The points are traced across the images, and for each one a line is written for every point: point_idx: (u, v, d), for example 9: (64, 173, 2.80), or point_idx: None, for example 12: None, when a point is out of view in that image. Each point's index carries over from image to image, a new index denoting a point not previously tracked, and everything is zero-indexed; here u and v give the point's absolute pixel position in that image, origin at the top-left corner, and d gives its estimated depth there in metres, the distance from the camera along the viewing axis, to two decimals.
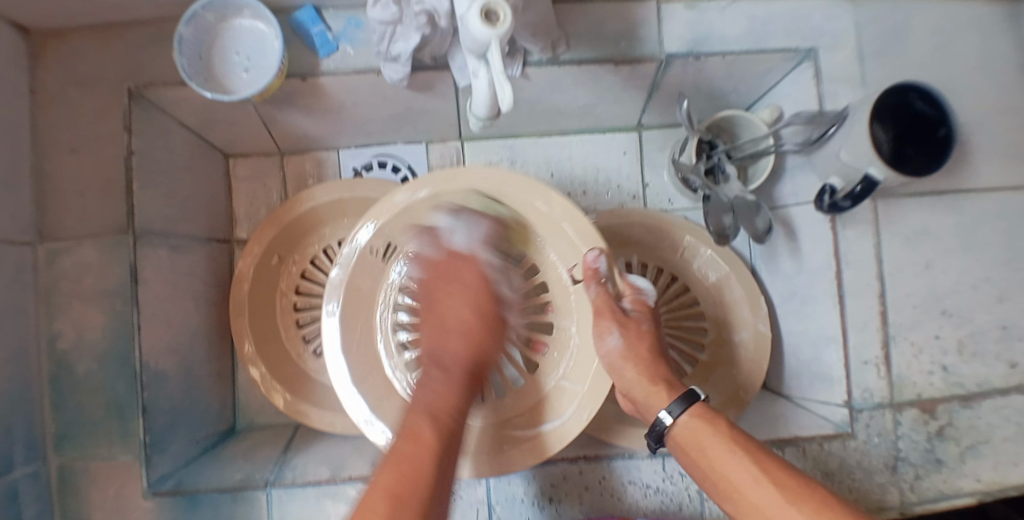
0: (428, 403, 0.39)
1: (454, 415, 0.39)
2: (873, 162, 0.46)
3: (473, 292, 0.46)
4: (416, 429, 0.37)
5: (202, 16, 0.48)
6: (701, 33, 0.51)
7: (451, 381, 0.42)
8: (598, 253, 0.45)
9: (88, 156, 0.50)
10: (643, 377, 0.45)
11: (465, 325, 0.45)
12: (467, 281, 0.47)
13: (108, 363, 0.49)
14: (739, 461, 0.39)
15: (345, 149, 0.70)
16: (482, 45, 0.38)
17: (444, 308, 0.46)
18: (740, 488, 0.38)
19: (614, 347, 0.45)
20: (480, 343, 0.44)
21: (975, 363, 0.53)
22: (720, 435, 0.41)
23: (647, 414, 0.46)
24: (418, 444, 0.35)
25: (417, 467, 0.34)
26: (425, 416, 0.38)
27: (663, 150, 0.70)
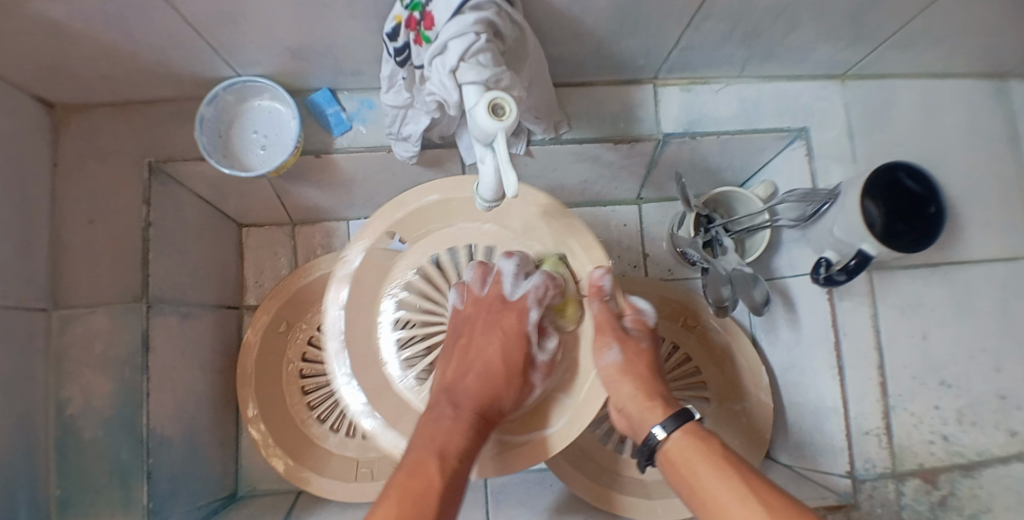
0: (439, 440, 0.40)
1: (461, 453, 0.40)
2: (867, 239, 0.48)
3: (515, 344, 0.46)
4: (424, 470, 0.38)
5: (224, 97, 0.51)
6: (695, 115, 0.54)
7: (461, 418, 0.42)
8: (603, 272, 0.46)
9: (108, 227, 0.52)
10: (638, 394, 0.46)
11: (489, 366, 0.45)
12: (498, 327, 0.47)
13: (116, 428, 0.50)
14: (726, 482, 0.38)
15: (354, 220, 0.72)
16: (488, 136, 0.37)
17: (473, 346, 0.46)
18: (724, 506, 0.37)
19: (613, 363, 0.46)
20: (499, 380, 0.45)
21: (974, 432, 0.52)
22: (708, 454, 0.40)
23: (638, 432, 0.46)
24: (422, 483, 0.37)
25: (419, 509, 0.36)
26: (433, 452, 0.39)
27: (662, 220, 0.72)
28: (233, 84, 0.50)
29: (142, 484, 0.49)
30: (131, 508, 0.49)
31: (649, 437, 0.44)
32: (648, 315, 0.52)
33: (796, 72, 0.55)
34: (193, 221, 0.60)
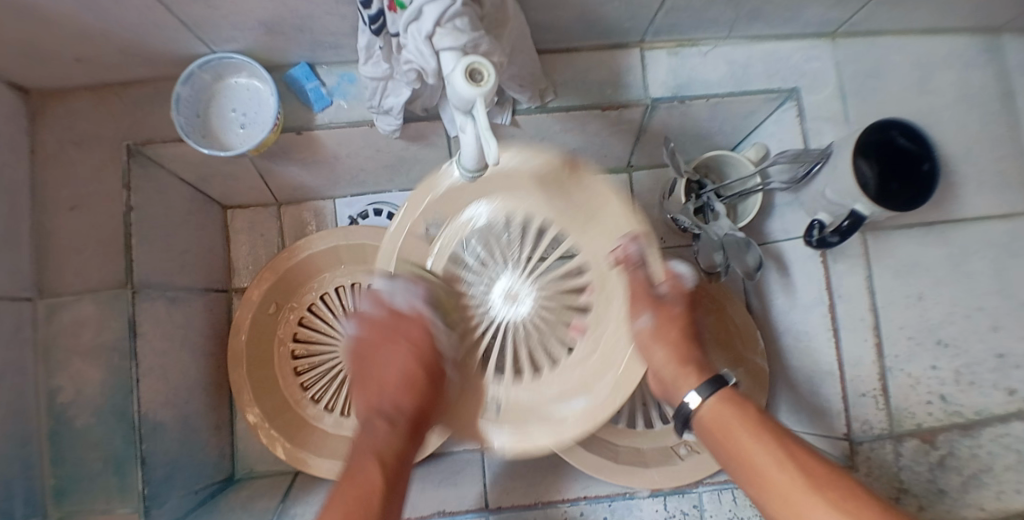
0: (372, 447, 0.38)
1: (396, 455, 0.38)
2: (858, 199, 0.47)
3: (416, 348, 0.43)
4: (359, 478, 0.35)
5: (200, 76, 0.49)
6: (684, 78, 0.52)
7: (398, 430, 0.40)
8: (630, 240, 0.45)
9: (87, 213, 0.51)
10: (671, 360, 0.43)
11: (406, 377, 0.42)
12: (397, 333, 0.43)
13: (106, 416, 0.49)
14: (767, 448, 0.37)
15: (340, 199, 0.71)
16: (467, 103, 0.37)
17: (376, 360, 0.43)
18: (769, 479, 0.36)
19: (644, 327, 0.44)
20: (423, 395, 0.42)
21: (972, 391, 0.52)
22: (746, 420, 0.39)
23: (673, 397, 0.44)
24: (366, 501, 0.33)
25: (363, 510, 0.33)
26: (370, 458, 0.37)
27: (653, 189, 0.71)
28: (208, 62, 0.48)
29: (137, 470, 0.49)
30: (127, 494, 0.49)
31: (683, 405, 0.43)
32: (686, 278, 0.47)
33: (787, 31, 0.53)
34: (178, 206, 0.59)
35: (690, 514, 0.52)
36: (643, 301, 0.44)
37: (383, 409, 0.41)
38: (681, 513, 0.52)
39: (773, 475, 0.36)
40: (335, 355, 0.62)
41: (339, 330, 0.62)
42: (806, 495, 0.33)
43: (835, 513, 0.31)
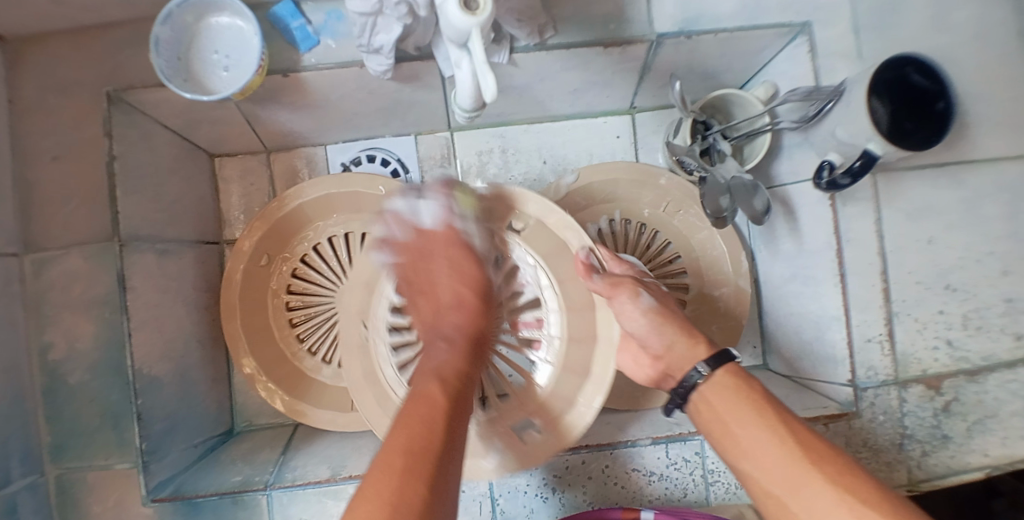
0: (435, 368, 0.38)
1: (462, 374, 0.38)
2: (872, 138, 0.45)
3: (470, 278, 0.47)
4: (426, 394, 0.35)
5: (180, 15, 0.46)
6: (692, 12, 0.50)
7: (458, 347, 0.41)
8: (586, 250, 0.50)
9: (70, 162, 0.49)
10: (680, 335, 0.45)
11: (461, 298, 0.46)
12: (450, 255, 0.48)
13: (100, 372, 0.48)
14: (766, 427, 0.36)
15: (333, 145, 0.68)
16: (462, 35, 0.35)
17: (431, 284, 0.47)
18: (744, 445, 0.37)
19: (650, 306, 0.47)
20: (477, 317, 0.45)
21: (980, 336, 0.51)
22: (748, 400, 0.39)
23: (676, 373, 0.45)
24: (444, 399, 0.34)
25: (428, 419, 0.32)
26: (432, 378, 0.37)
27: (657, 133, 0.69)
28: None
29: (134, 425, 0.48)
30: (125, 448, 0.48)
31: (688, 376, 0.43)
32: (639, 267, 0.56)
33: None
34: (165, 155, 0.56)
35: (693, 461, 0.50)
36: (625, 287, 0.48)
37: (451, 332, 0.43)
38: (683, 459, 0.50)
39: (767, 451, 0.35)
40: (330, 307, 0.62)
41: (335, 282, 0.62)
42: (803, 470, 0.33)
43: (834, 491, 0.31)
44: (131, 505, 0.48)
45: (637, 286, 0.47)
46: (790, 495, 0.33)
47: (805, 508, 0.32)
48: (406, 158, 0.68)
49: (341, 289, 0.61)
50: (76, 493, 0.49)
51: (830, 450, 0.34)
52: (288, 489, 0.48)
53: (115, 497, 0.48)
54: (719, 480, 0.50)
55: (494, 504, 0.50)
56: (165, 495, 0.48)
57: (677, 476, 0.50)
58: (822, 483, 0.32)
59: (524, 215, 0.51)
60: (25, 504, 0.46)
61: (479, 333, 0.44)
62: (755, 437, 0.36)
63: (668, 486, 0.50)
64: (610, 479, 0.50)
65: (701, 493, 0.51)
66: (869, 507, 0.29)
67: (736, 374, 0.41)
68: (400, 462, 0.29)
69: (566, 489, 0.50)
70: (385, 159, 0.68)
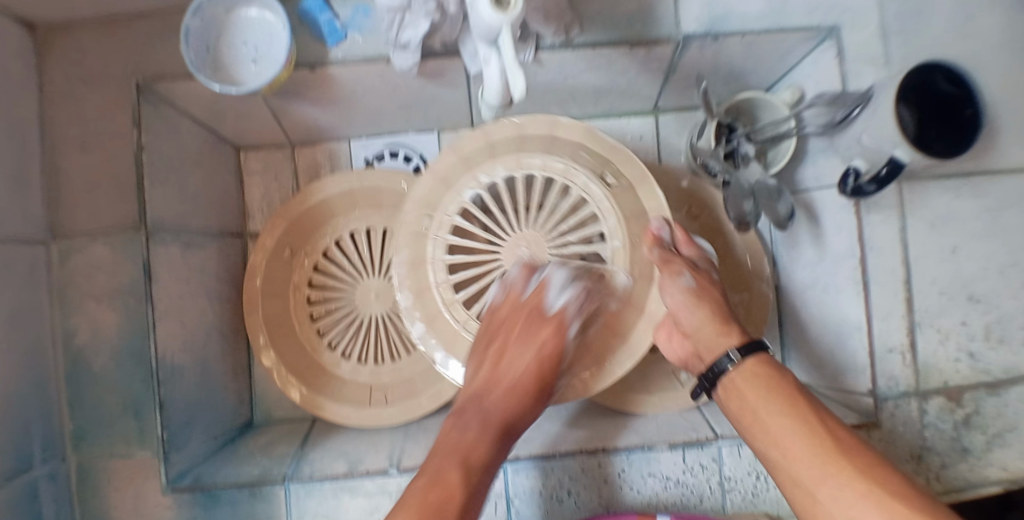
0: (456, 446, 0.43)
1: (483, 463, 0.43)
2: (900, 144, 0.44)
3: (547, 352, 0.46)
4: (444, 479, 0.40)
5: (209, 8, 0.47)
6: (719, 13, 0.49)
7: (487, 434, 0.44)
8: (662, 223, 0.49)
9: (99, 153, 0.50)
10: (712, 320, 0.45)
11: (523, 375, 0.46)
12: (531, 327, 0.47)
13: (123, 360, 0.49)
14: (799, 420, 0.37)
15: (356, 140, 0.69)
16: (492, 31, 0.35)
17: (509, 352, 0.45)
18: (782, 440, 0.37)
19: (687, 287, 0.47)
20: (519, 411, 0.46)
21: (1003, 349, 0.50)
22: (778, 388, 0.39)
23: (705, 355, 0.45)
24: (443, 495, 0.39)
25: (439, 502, 0.38)
26: (456, 462, 0.42)
27: (679, 135, 0.69)
28: None
29: (156, 414, 0.48)
30: (145, 437, 0.49)
31: (718, 361, 0.43)
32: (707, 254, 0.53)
33: None
34: (191, 147, 0.57)
35: (709, 467, 0.50)
36: (679, 262, 0.48)
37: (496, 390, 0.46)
38: (700, 465, 0.50)
39: (796, 442, 0.36)
40: (350, 302, 0.61)
41: (355, 276, 0.61)
42: (830, 463, 0.34)
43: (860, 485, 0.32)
44: (151, 494, 0.49)
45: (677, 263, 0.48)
46: (813, 485, 0.34)
47: (830, 498, 0.33)
48: (428, 154, 0.69)
49: (361, 284, 0.61)
50: (97, 479, 0.49)
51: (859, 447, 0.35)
52: (307, 483, 0.48)
53: (135, 484, 0.49)
54: (736, 487, 0.50)
55: (509, 505, 0.50)
56: (185, 485, 0.48)
57: (693, 482, 0.50)
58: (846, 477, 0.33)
59: (619, 171, 0.50)
60: (45, 490, 0.46)
61: (519, 411, 0.46)
62: (791, 429, 0.37)
63: (684, 491, 0.50)
64: (626, 483, 0.50)
65: (717, 499, 0.50)
66: (899, 503, 0.30)
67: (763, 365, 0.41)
68: None
69: (581, 493, 0.50)
70: (407, 154, 0.69)
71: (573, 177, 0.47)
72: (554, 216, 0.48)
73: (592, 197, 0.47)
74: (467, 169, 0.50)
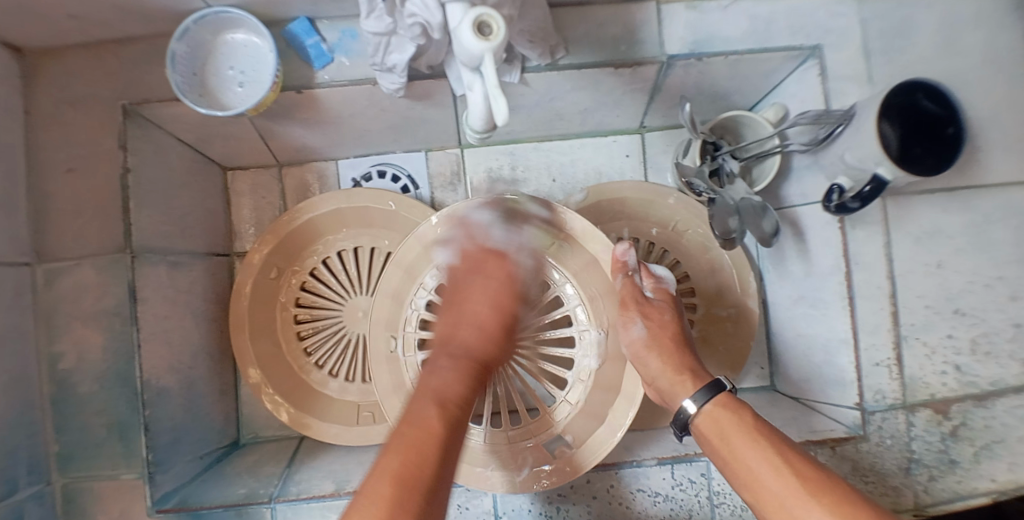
0: (436, 389, 0.42)
1: (459, 401, 0.42)
2: (883, 162, 0.45)
3: (500, 299, 0.52)
4: (423, 421, 0.38)
5: (195, 31, 0.47)
6: (703, 35, 0.50)
7: (461, 368, 0.45)
8: (626, 247, 0.50)
9: (84, 175, 0.49)
10: (667, 368, 0.46)
11: (482, 320, 0.50)
12: (490, 278, 0.53)
13: (109, 383, 0.49)
14: (767, 460, 0.37)
15: (344, 160, 0.69)
16: (474, 59, 0.35)
17: (466, 297, 0.51)
18: (760, 478, 0.37)
19: (638, 336, 0.48)
20: (493, 339, 0.49)
21: (989, 362, 0.51)
22: (744, 427, 0.40)
23: (670, 402, 0.46)
24: (420, 429, 0.37)
25: (424, 444, 0.36)
26: (432, 404, 0.40)
27: (666, 152, 0.69)
28: (203, 14, 0.46)
29: (142, 436, 0.48)
30: (131, 459, 0.48)
31: (679, 411, 0.44)
32: (668, 282, 0.54)
33: None
34: (177, 167, 0.57)
35: (698, 482, 0.50)
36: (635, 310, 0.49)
37: (456, 345, 0.48)
38: (689, 480, 0.50)
39: (769, 485, 0.36)
40: (338, 320, 0.62)
41: (343, 294, 0.62)
42: (802, 505, 0.34)
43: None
44: (137, 515, 0.48)
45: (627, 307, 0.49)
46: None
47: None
48: (416, 174, 0.69)
49: (349, 302, 0.61)
50: (82, 502, 0.49)
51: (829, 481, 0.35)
52: (293, 503, 0.48)
53: (121, 507, 0.49)
54: (725, 502, 0.50)
55: None
56: (170, 506, 0.48)
57: (682, 497, 0.50)
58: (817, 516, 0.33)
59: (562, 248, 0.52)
60: (30, 514, 0.46)
61: (490, 362, 0.48)
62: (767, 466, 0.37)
63: (673, 507, 0.50)
64: (614, 499, 0.50)
65: (706, 514, 0.50)
66: None
67: (732, 402, 0.42)
68: (390, 491, 0.33)
69: (570, 509, 0.50)
70: (395, 175, 0.69)
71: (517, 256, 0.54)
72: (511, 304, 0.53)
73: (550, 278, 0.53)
74: (428, 258, 0.52)
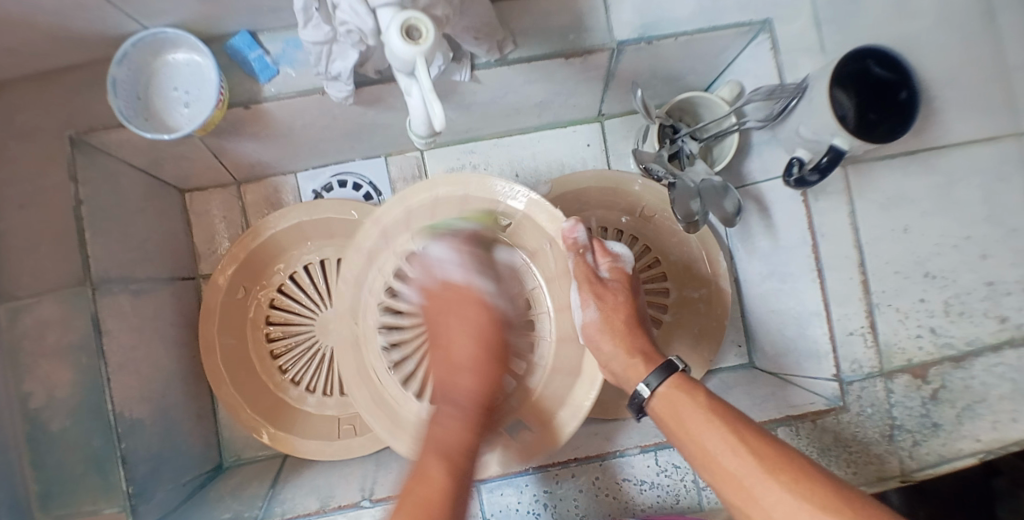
0: (443, 442, 0.43)
1: (461, 448, 0.43)
2: (838, 132, 0.45)
3: (479, 325, 0.50)
4: (428, 473, 0.40)
5: (134, 54, 0.46)
6: (651, 17, 0.49)
7: (464, 416, 0.46)
8: (574, 224, 0.49)
9: (33, 208, 0.48)
10: (619, 352, 0.47)
11: (474, 361, 0.49)
12: (467, 309, 0.50)
13: (79, 417, 0.47)
14: (720, 433, 0.38)
15: (301, 173, 0.68)
16: (408, 64, 0.35)
17: (451, 347, 0.49)
18: (716, 455, 0.38)
19: (591, 317, 0.49)
20: (489, 377, 0.48)
21: (963, 322, 0.50)
22: (699, 406, 0.41)
23: (625, 386, 0.46)
24: (464, 464, 0.41)
25: (437, 489, 0.38)
26: (437, 455, 0.41)
27: (626, 139, 0.69)
28: (140, 36, 0.45)
29: (118, 468, 0.47)
30: (110, 493, 0.47)
31: (638, 391, 0.44)
32: (626, 261, 0.53)
33: None
34: (131, 194, 0.56)
35: (682, 467, 0.50)
36: (592, 294, 0.49)
37: (455, 393, 0.47)
38: (673, 465, 0.50)
39: (722, 458, 0.37)
40: (310, 333, 0.61)
41: (314, 308, 0.61)
42: (761, 479, 0.35)
43: (794, 498, 0.33)
44: None
45: (579, 286, 0.49)
46: (750, 504, 0.35)
47: (765, 512, 0.34)
48: (377, 180, 0.68)
49: (321, 316, 0.61)
50: None
51: (783, 451, 0.36)
52: None
53: None
54: (710, 484, 0.50)
55: None
56: None
57: (668, 483, 0.50)
58: (775, 490, 0.34)
59: (509, 209, 0.52)
60: None
61: (487, 403, 0.48)
62: (727, 443, 0.38)
63: (660, 494, 0.50)
64: (601, 491, 0.50)
65: (693, 498, 0.50)
66: (831, 512, 0.31)
67: (685, 382, 0.44)
68: (436, 497, 0.38)
69: (558, 505, 0.50)
70: (356, 183, 0.68)
71: (503, 217, 0.52)
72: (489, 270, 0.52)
73: (519, 218, 0.52)
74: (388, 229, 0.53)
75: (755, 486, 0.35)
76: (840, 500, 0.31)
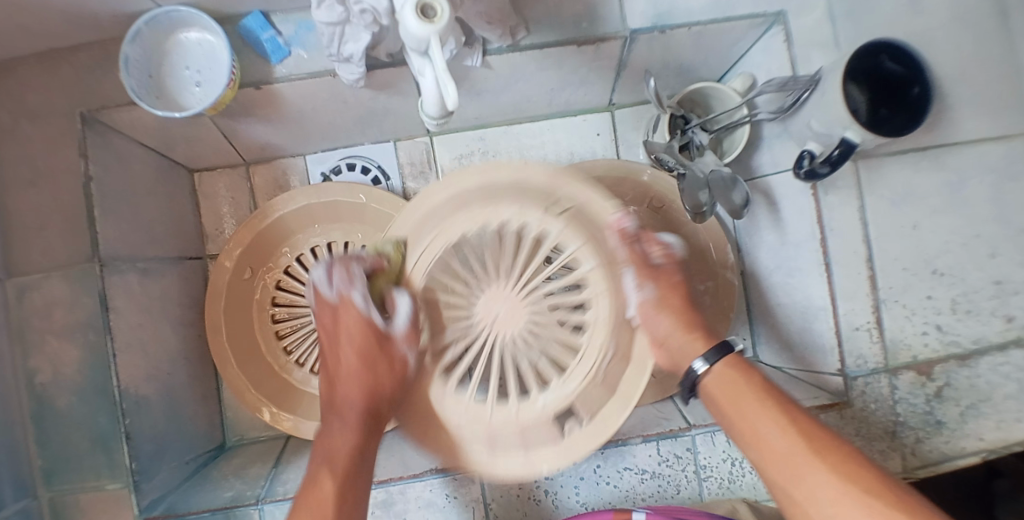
0: (335, 449, 0.41)
1: (353, 460, 0.41)
2: (850, 126, 0.44)
3: (364, 351, 0.43)
4: (317, 487, 0.39)
5: (146, 33, 0.46)
6: (664, 6, 0.49)
7: (355, 422, 0.43)
8: (621, 215, 0.44)
9: (43, 185, 0.48)
10: (678, 327, 0.44)
11: (357, 365, 0.44)
12: (367, 338, 0.44)
13: (85, 394, 0.47)
14: (774, 418, 0.37)
15: (311, 156, 0.69)
16: (422, 43, 0.34)
17: (337, 355, 0.44)
18: (763, 433, 0.37)
19: (647, 298, 0.44)
20: (377, 422, 0.43)
21: (969, 320, 0.50)
22: (753, 386, 0.40)
23: (678, 364, 0.44)
24: (348, 474, 0.40)
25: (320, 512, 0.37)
26: (323, 463, 0.41)
27: (636, 129, 0.69)
28: (152, 15, 0.45)
29: (123, 445, 0.47)
30: (114, 469, 0.47)
31: (689, 371, 0.43)
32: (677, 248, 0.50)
33: None
34: (140, 172, 0.56)
35: (684, 457, 0.50)
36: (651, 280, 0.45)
37: (344, 404, 0.44)
38: (675, 456, 0.49)
39: (774, 442, 0.36)
40: None
41: None
42: (806, 461, 0.34)
43: (837, 481, 0.31)
44: None
45: (636, 270, 0.44)
46: (793, 487, 0.34)
47: (810, 497, 0.32)
48: (386, 166, 0.68)
49: None
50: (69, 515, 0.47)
51: (834, 439, 0.34)
52: (280, 502, 0.47)
53: None
54: (711, 475, 0.50)
55: (487, 509, 0.49)
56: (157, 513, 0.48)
57: (669, 473, 0.50)
58: (821, 474, 0.32)
59: (566, 198, 0.44)
60: None
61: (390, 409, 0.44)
62: (777, 425, 0.36)
63: (661, 483, 0.50)
64: (602, 479, 0.50)
65: (693, 488, 0.50)
66: (878, 499, 0.29)
67: (746, 362, 0.42)
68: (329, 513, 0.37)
69: (557, 490, 0.50)
70: (365, 167, 0.69)
71: (522, 215, 0.43)
72: (528, 268, 0.45)
73: (551, 229, 0.43)
74: (490, 197, 0.43)
75: (798, 469, 0.34)
76: (893, 489, 0.29)
